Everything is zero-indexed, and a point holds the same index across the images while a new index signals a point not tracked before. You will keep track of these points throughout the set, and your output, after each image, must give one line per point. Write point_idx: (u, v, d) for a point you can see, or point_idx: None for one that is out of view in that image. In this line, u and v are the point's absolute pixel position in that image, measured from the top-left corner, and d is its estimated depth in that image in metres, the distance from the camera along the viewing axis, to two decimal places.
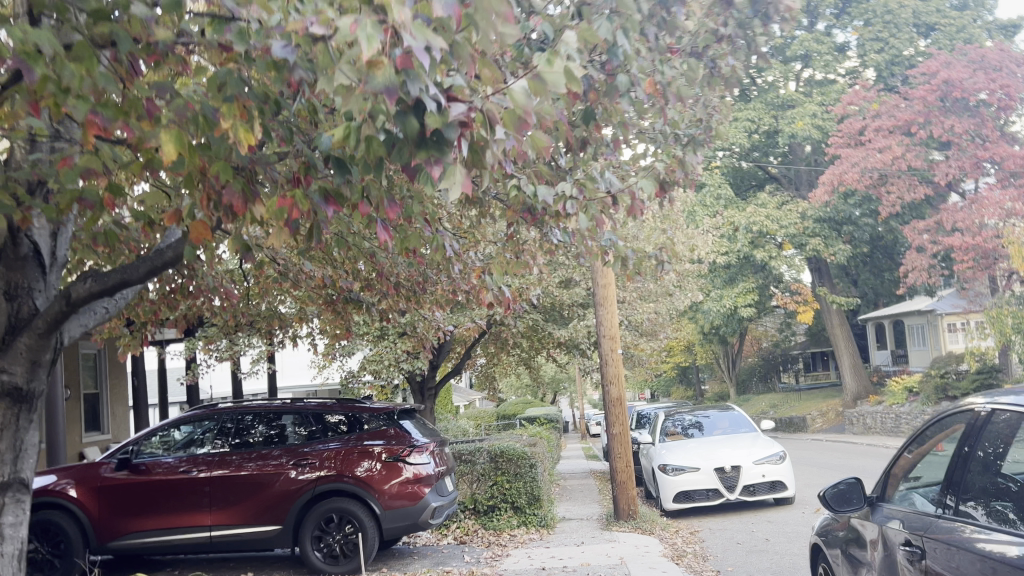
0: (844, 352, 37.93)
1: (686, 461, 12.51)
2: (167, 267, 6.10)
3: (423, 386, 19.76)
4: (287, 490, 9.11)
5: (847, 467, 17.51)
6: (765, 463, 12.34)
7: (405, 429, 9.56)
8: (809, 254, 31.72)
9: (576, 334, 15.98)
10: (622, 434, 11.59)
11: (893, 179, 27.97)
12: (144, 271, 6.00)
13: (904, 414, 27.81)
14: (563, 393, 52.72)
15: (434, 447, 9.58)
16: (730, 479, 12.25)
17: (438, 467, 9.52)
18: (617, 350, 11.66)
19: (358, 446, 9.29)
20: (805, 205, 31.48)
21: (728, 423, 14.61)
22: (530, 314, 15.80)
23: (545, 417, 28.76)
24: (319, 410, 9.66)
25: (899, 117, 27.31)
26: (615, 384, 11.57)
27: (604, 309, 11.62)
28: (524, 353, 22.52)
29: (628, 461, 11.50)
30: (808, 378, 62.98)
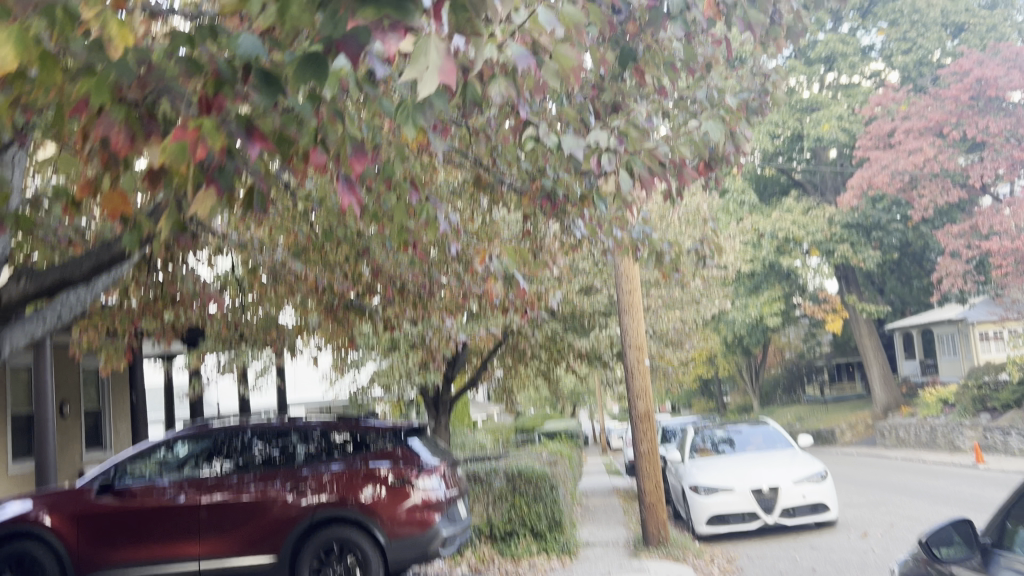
0: (874, 363, 36.76)
1: (719, 480, 11.63)
2: (116, 263, 5.67)
3: (438, 400, 18.97)
4: (285, 516, 8.32)
5: (888, 483, 16.49)
6: (804, 483, 11.43)
7: (415, 449, 8.76)
8: (836, 260, 30.68)
9: (598, 345, 15.08)
10: (651, 452, 10.70)
11: (924, 182, 26.97)
12: (88, 267, 5.56)
13: (940, 426, 26.68)
14: (583, 405, 51.77)
15: (445, 470, 8.78)
16: (767, 500, 11.35)
17: (451, 491, 8.71)
18: (644, 361, 10.79)
19: (364, 468, 8.50)
20: (832, 210, 30.49)
21: (762, 439, 13.69)
22: (548, 324, 15.03)
23: (565, 432, 27.83)
24: (323, 427, 8.89)
25: (930, 118, 26.33)
26: (642, 398, 10.71)
27: (630, 315, 10.77)
28: (543, 365, 21.68)
29: (658, 482, 10.61)
30: (834, 390, 61.60)
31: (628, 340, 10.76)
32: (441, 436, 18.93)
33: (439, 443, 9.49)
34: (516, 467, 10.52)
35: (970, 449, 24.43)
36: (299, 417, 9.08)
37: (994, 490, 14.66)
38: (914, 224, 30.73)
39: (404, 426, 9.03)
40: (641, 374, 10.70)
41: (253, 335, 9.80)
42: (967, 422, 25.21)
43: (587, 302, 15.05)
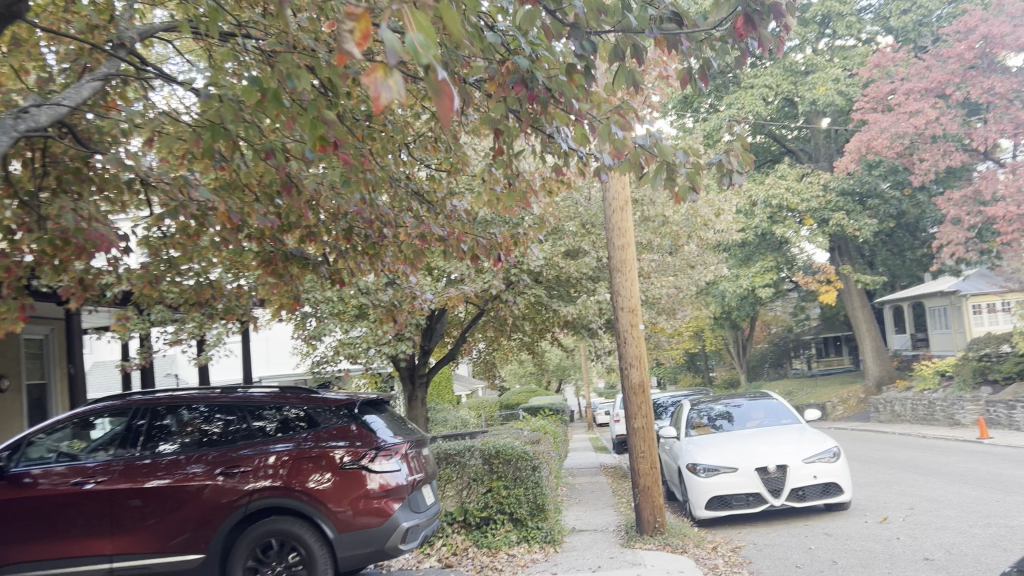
0: (866, 335, 35.79)
1: (720, 459, 10.45)
2: None
3: (413, 373, 17.74)
4: (215, 505, 7.06)
5: (896, 461, 15.36)
6: (815, 462, 10.24)
7: (373, 426, 7.48)
8: (832, 229, 29.47)
9: (586, 311, 13.73)
10: (646, 428, 9.37)
11: (925, 146, 25.73)
12: None
13: (939, 400, 25.67)
14: (569, 381, 50.76)
15: (409, 451, 7.51)
16: (775, 483, 10.15)
17: (415, 476, 7.45)
18: (638, 327, 9.51)
19: (313, 448, 7.22)
20: (827, 176, 29.25)
21: (764, 413, 12.50)
22: (531, 289, 13.71)
23: (549, 408, 26.69)
24: (266, 401, 7.60)
25: (932, 78, 25.05)
26: (636, 367, 9.41)
27: (623, 275, 9.47)
28: (526, 337, 20.46)
29: (654, 463, 9.33)
30: (821, 364, 61.11)
31: (619, 303, 9.49)
32: (416, 412, 17.70)
33: (403, 419, 8.26)
34: (493, 447, 9.26)
35: (972, 424, 23.40)
36: (238, 388, 7.80)
37: (1011, 467, 13.53)
38: (911, 192, 29.57)
39: (361, 400, 7.75)
40: (635, 342, 9.46)
41: (183, 295, 8.45)
42: (967, 396, 24.17)
43: (574, 265, 13.72)
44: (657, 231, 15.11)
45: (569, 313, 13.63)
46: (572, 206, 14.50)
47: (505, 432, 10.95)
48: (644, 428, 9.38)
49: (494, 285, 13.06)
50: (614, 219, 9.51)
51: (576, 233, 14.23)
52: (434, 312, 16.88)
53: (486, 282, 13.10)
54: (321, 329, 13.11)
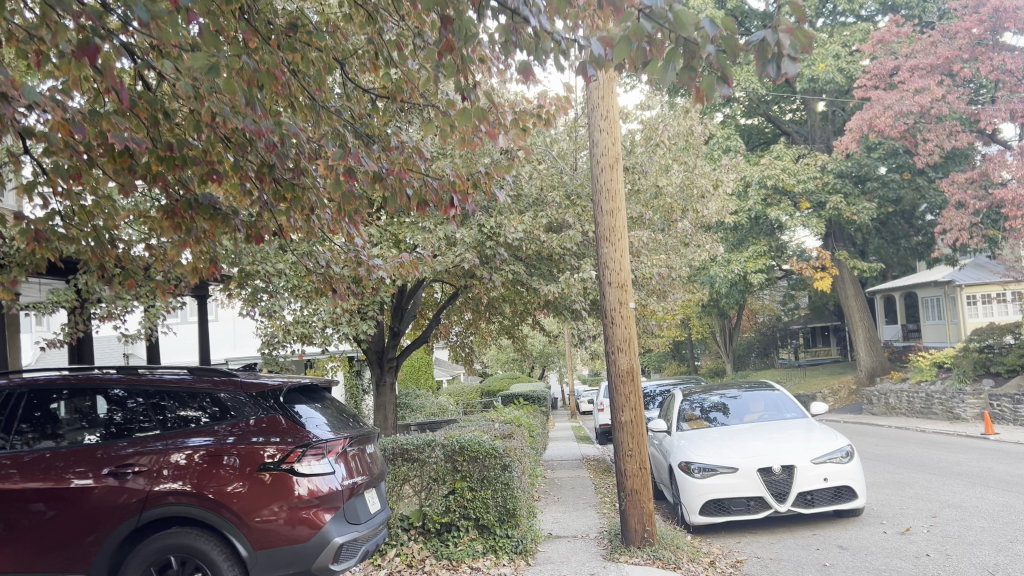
0: (860, 325, 34.68)
1: (718, 458, 9.20)
2: None
3: (382, 357, 16.42)
4: (105, 510, 5.73)
5: (905, 459, 14.17)
6: (826, 463, 9.00)
7: (307, 419, 6.15)
8: (828, 213, 28.27)
9: (569, 290, 12.34)
10: (635, 422, 7.98)
11: (931, 125, 24.45)
12: None
13: (937, 392, 24.66)
14: (552, 368, 49.63)
15: (349, 449, 6.21)
16: (781, 487, 8.90)
17: (355, 479, 6.15)
18: (629, 305, 8.16)
19: (234, 445, 5.90)
20: (824, 157, 28.08)
21: (765, 406, 11.26)
22: (509, 266, 12.33)
23: (530, 396, 25.48)
24: (175, 384, 6.24)
25: (938, 54, 23.91)
26: (625, 352, 8.05)
27: (614, 246, 8.12)
28: (507, 320, 19.20)
29: (644, 462, 7.99)
30: (808, 354, 60.36)
31: (606, 277, 8.13)
32: (384, 398, 16.43)
33: (345, 409, 6.97)
34: (459, 442, 7.92)
35: (974, 418, 22.39)
36: (147, 367, 6.44)
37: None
38: (910, 175, 28.37)
39: (293, 385, 6.42)
40: (624, 322, 8.09)
41: (78, 253, 7.04)
42: (968, 388, 23.10)
43: (556, 238, 12.30)
44: (649, 204, 13.67)
45: (549, 292, 12.19)
46: (553, 174, 13.05)
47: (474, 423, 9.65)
48: (631, 423, 7.98)
49: (468, 258, 11.61)
50: (602, 181, 8.18)
51: (560, 204, 12.85)
52: (401, 286, 15.65)
53: (458, 255, 11.68)
54: (273, 304, 11.72)
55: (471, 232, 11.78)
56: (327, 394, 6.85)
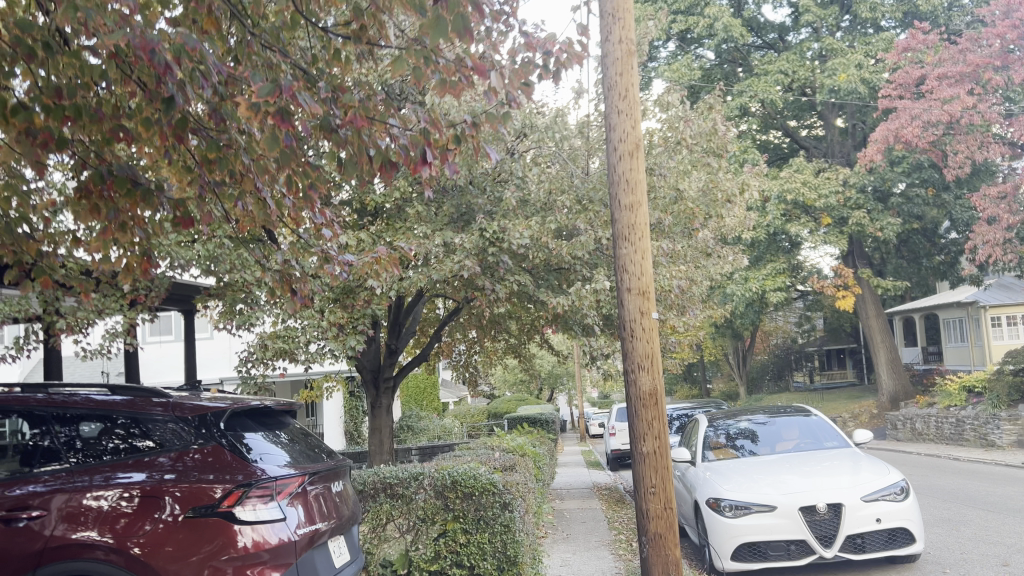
0: (881, 347, 33.29)
1: (752, 495, 7.99)
2: None
3: (377, 377, 15.33)
4: (13, 559, 4.58)
5: (950, 492, 12.87)
6: (878, 501, 7.78)
7: (260, 453, 4.98)
8: (851, 229, 27.01)
9: (581, 302, 11.06)
10: (658, 454, 6.73)
11: (960, 134, 23.30)
12: None
13: (969, 418, 23.30)
14: (561, 391, 48.21)
15: (310, 489, 5.06)
16: (826, 530, 7.69)
17: (315, 525, 5.00)
18: (652, 316, 6.94)
19: (174, 483, 4.76)
20: (846, 171, 26.87)
21: (799, 434, 10.05)
22: (514, 276, 11.15)
23: (537, 419, 24.25)
24: (101, 407, 5.09)
25: (967, 61, 22.88)
26: (647, 371, 6.82)
27: (635, 245, 6.95)
28: (512, 337, 17.98)
29: (670, 501, 6.74)
30: (823, 378, 58.92)
31: (624, 283, 6.95)
32: (379, 421, 15.31)
33: (313, 438, 5.80)
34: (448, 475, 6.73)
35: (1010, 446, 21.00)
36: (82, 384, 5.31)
37: None
38: (934, 191, 27.19)
39: (243, 408, 5.26)
40: (645, 338, 6.88)
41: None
42: (1004, 414, 21.75)
43: (566, 245, 11.19)
44: (668, 210, 12.49)
45: (557, 304, 11.01)
46: (562, 176, 11.92)
47: (473, 453, 8.51)
48: (649, 454, 6.74)
49: (467, 266, 10.47)
50: (620, 169, 7.03)
51: (571, 209, 11.70)
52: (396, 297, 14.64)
53: (456, 263, 10.53)
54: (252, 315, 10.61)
55: (472, 238, 10.66)
56: (291, 423, 5.67)
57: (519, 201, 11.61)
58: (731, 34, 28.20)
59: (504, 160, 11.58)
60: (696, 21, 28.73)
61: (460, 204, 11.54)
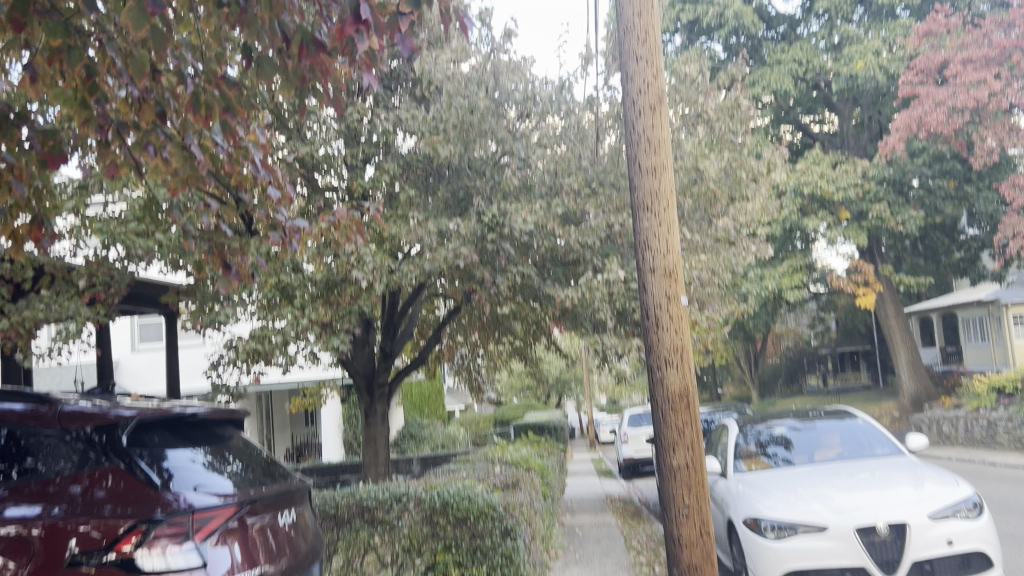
0: (901, 347, 32.00)
1: (798, 516, 6.83)
2: None
3: (371, 382, 14.17)
4: None
5: (1002, 503, 11.66)
6: (948, 520, 6.60)
7: (184, 477, 3.84)
8: (871, 224, 25.76)
9: (592, 295, 9.88)
10: (692, 467, 5.56)
11: (986, 121, 22.49)
12: None
13: (1002, 420, 22.10)
14: (569, 397, 46.83)
15: (250, 522, 3.94)
16: (889, 554, 6.51)
17: (258, 569, 3.90)
18: (681, 301, 5.76)
19: (76, 520, 3.61)
20: (865, 163, 25.66)
21: (842, 440, 8.86)
22: (516, 267, 9.98)
23: (544, 425, 23.09)
24: (7, 422, 4.04)
25: (994, 44, 21.87)
26: (677, 368, 5.66)
27: (659, 216, 5.79)
28: (518, 338, 16.85)
29: (706, 525, 5.54)
30: (836, 381, 57.58)
31: (646, 264, 5.79)
32: (374, 430, 14.15)
33: (262, 457, 4.69)
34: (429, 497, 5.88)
35: None
36: None
37: None
38: (957, 183, 25.88)
39: (165, 419, 4.14)
40: (674, 328, 5.70)
41: None
42: None
43: (575, 232, 10.09)
44: (687, 192, 11.33)
45: (566, 298, 9.85)
46: (569, 156, 10.77)
47: (470, 470, 7.36)
48: (680, 468, 5.56)
49: (462, 253, 9.35)
50: (640, 127, 5.89)
51: (579, 191, 10.56)
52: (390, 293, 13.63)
53: (450, 252, 9.42)
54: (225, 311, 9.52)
55: (469, 224, 9.58)
56: (232, 438, 4.55)
57: (521, 183, 10.50)
58: (742, 22, 27.10)
59: (506, 139, 10.47)
60: (706, 9, 27.55)
61: (457, 189, 10.46)
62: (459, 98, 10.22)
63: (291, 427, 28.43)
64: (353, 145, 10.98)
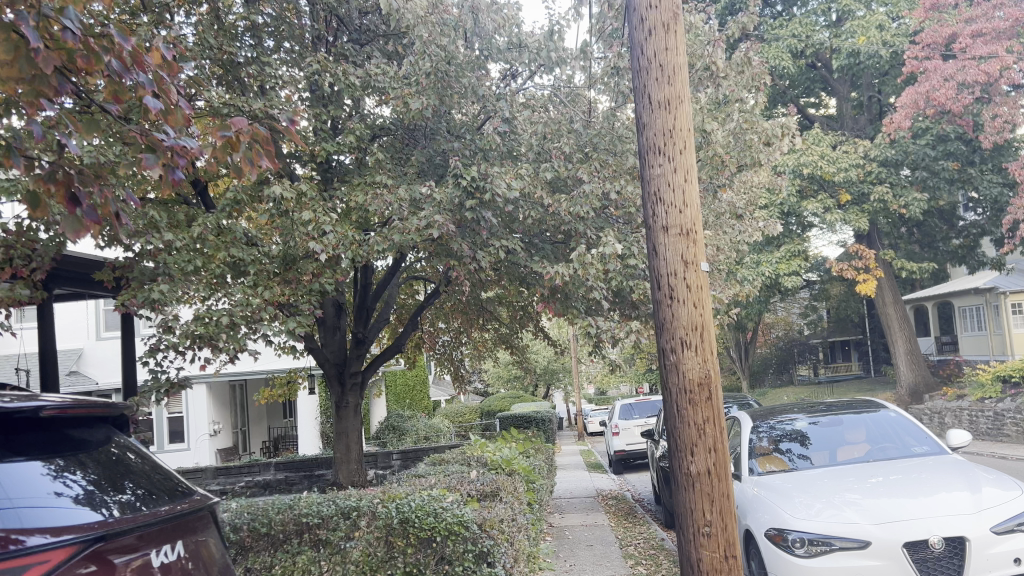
0: (899, 336, 31.03)
1: (831, 529, 5.72)
2: None
3: (342, 372, 13.05)
4: None
5: None
6: (1013, 534, 5.51)
7: (13, 508, 2.72)
8: (872, 206, 24.66)
9: (585, 272, 8.72)
10: (714, 475, 4.44)
11: (996, 98, 21.64)
12: None
13: (1010, 412, 21.18)
14: (557, 388, 45.66)
15: (113, 565, 2.84)
16: (943, 575, 5.42)
17: None
18: (701, 268, 4.62)
19: None
20: (866, 143, 24.59)
21: (869, 437, 7.75)
22: (500, 241, 8.82)
23: (531, 417, 22.00)
24: None
25: (1005, 16, 20.97)
26: (696, 351, 4.52)
27: (674, 161, 4.65)
28: (504, 323, 15.70)
29: (732, 550, 4.41)
30: (827, 371, 56.66)
31: (658, 220, 4.65)
32: (346, 423, 13.00)
33: (158, 474, 3.56)
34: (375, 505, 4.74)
35: None
36: None
37: None
38: (960, 165, 24.45)
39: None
40: (693, 301, 4.56)
41: None
42: None
43: (565, 200, 8.91)
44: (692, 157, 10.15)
45: (555, 274, 8.65)
46: (560, 118, 9.58)
47: (438, 474, 6.26)
48: (698, 476, 4.44)
49: (434, 219, 8.14)
50: (649, 50, 4.76)
51: (571, 156, 9.39)
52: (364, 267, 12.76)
53: (420, 220, 8.22)
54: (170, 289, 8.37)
55: (445, 190, 8.42)
56: (107, 448, 3.42)
57: (504, 146, 9.31)
58: None
59: (487, 98, 9.26)
60: None
61: (431, 153, 9.32)
62: (436, 43, 8.82)
63: (268, 418, 27.35)
64: (319, 107, 9.79)
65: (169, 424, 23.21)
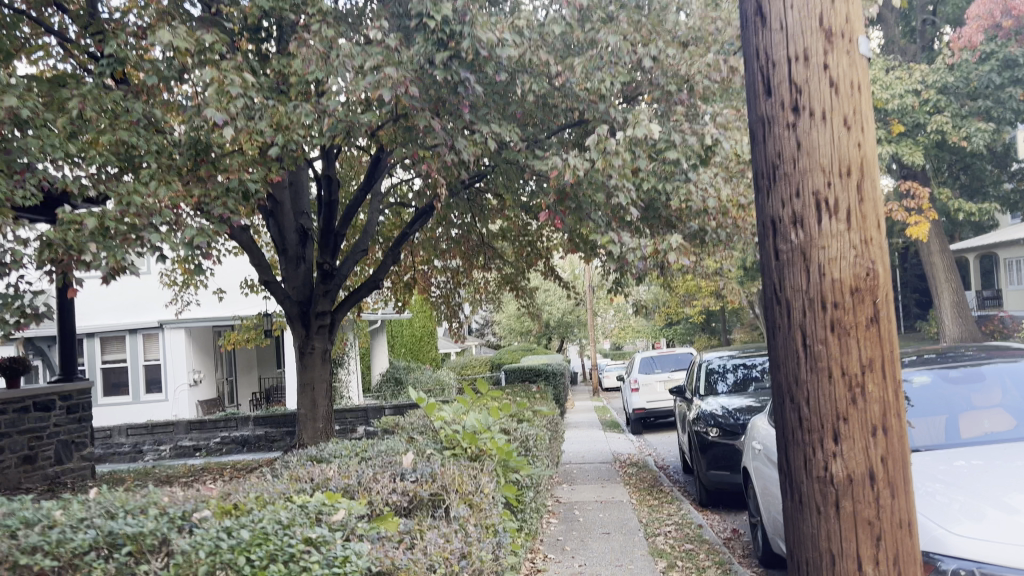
0: (945, 288, 28.20)
1: (1016, 560, 3.36)
2: None
3: (306, 312, 10.65)
4: None
5: None
6: None
7: None
8: (928, 139, 21.82)
9: (603, 161, 6.31)
10: (880, 480, 2.08)
11: None
12: None
13: None
14: (573, 343, 43.14)
15: None
16: None
17: None
18: (858, 51, 2.22)
19: None
20: (923, 66, 21.60)
21: (1008, 401, 5.34)
22: (487, 123, 6.39)
23: (539, 371, 19.61)
24: None
25: None
26: (846, 220, 2.14)
27: None
28: (506, 255, 13.27)
29: None
30: None
31: None
32: (312, 373, 10.65)
33: None
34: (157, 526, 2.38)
35: None
36: None
37: None
38: None
39: None
40: (844, 116, 2.17)
41: None
42: None
43: (580, 63, 6.57)
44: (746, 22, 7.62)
45: (564, 166, 6.24)
46: None
47: (358, 453, 4.01)
48: (849, 489, 2.08)
49: (384, 75, 5.79)
50: None
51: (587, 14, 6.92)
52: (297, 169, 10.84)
53: (367, 78, 5.85)
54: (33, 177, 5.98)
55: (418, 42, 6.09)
56: None
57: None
58: None
59: None
60: None
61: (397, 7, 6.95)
62: None
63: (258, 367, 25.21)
64: None
65: (145, 372, 20.90)
